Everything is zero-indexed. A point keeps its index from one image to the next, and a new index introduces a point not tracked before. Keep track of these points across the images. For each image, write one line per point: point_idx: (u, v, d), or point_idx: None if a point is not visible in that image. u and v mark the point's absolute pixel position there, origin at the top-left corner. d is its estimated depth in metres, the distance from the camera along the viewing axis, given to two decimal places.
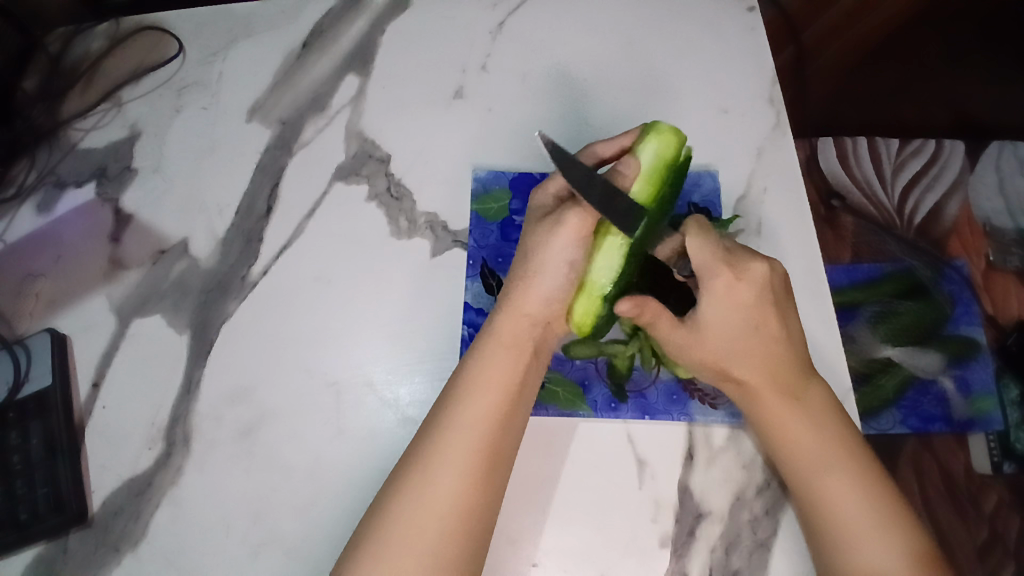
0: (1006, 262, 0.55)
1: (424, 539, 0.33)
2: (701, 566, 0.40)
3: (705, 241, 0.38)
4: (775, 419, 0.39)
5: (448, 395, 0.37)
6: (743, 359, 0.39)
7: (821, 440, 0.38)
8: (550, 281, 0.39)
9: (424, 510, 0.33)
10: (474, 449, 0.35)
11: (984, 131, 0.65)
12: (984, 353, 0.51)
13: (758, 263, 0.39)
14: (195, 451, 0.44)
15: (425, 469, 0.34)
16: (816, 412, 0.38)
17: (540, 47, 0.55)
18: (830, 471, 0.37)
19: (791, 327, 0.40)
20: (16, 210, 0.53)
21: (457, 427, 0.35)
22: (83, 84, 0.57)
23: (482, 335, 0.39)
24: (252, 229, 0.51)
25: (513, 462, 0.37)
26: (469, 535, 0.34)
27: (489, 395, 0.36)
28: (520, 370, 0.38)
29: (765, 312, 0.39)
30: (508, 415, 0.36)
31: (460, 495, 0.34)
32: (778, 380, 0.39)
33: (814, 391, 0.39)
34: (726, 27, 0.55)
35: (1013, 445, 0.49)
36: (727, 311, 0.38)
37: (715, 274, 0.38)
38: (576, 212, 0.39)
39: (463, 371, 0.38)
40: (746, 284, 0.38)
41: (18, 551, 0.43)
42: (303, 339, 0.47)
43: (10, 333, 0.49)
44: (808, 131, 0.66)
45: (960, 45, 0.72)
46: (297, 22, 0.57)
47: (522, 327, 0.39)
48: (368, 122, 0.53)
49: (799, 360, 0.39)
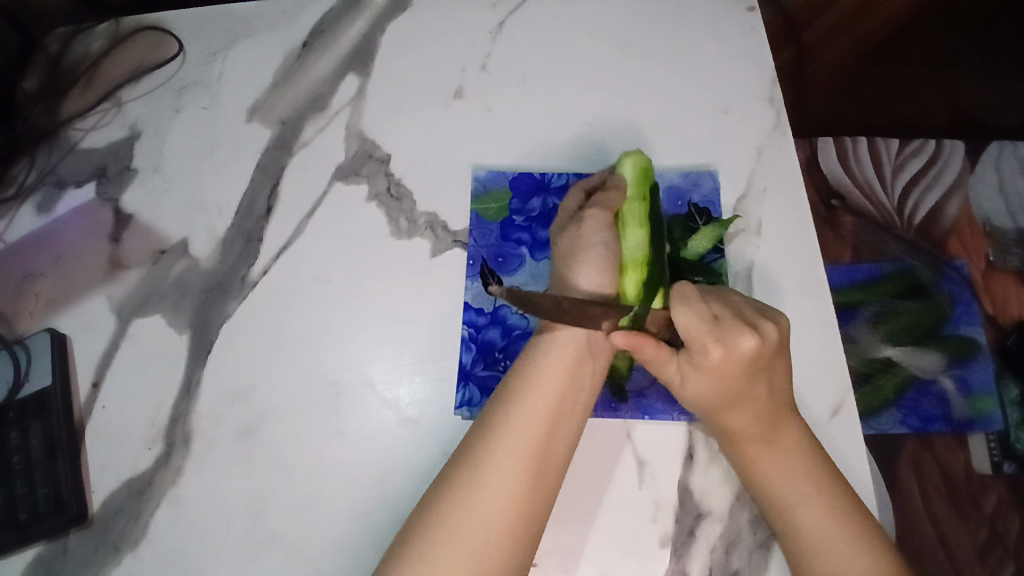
0: (1006, 262, 0.55)
1: (472, 549, 0.32)
2: (701, 567, 0.40)
3: (690, 312, 0.38)
4: (750, 455, 0.39)
5: (499, 398, 0.37)
6: (719, 409, 0.39)
7: (804, 480, 0.37)
8: (596, 271, 0.41)
9: (472, 520, 0.32)
10: (527, 458, 0.34)
11: (983, 132, 0.65)
12: (984, 353, 0.51)
13: (747, 337, 0.37)
14: (195, 451, 0.44)
15: (477, 470, 0.34)
16: (793, 455, 0.38)
17: (541, 47, 0.55)
18: (806, 507, 0.37)
19: (774, 378, 0.39)
20: (16, 209, 0.53)
21: (510, 429, 0.35)
22: (84, 84, 0.57)
23: (538, 339, 0.40)
24: (252, 229, 0.51)
25: (563, 472, 0.36)
26: (518, 541, 0.33)
27: (543, 401, 0.36)
28: (573, 372, 0.38)
29: (749, 372, 0.38)
30: (559, 419, 0.36)
31: (509, 506, 0.33)
32: (752, 424, 0.38)
33: (790, 434, 0.39)
34: (726, 27, 0.55)
35: (1014, 445, 0.49)
36: (708, 379, 0.38)
37: (703, 348, 0.38)
38: (596, 209, 0.43)
39: (516, 374, 0.38)
40: (731, 357, 0.37)
41: (19, 550, 0.43)
42: (304, 339, 0.47)
43: (10, 333, 0.49)
44: (808, 131, 0.67)
45: (960, 45, 0.72)
46: (297, 22, 0.57)
47: (577, 327, 0.39)
48: (368, 122, 0.53)
49: (779, 408, 0.39)
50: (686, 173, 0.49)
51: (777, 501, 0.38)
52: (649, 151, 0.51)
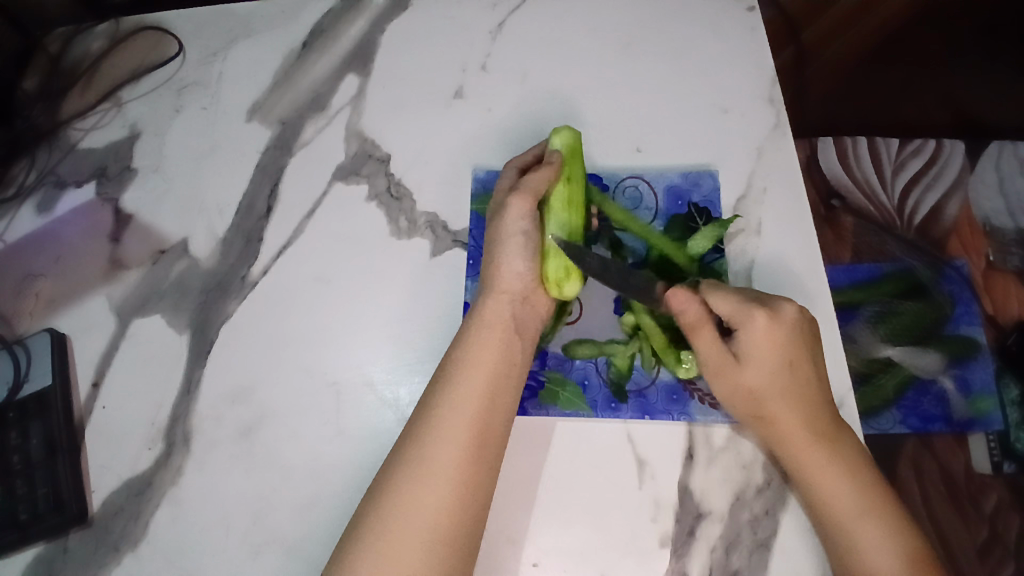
0: (1006, 262, 0.54)
1: (422, 510, 0.33)
2: (701, 566, 0.40)
3: (730, 290, 0.41)
4: (809, 462, 0.38)
5: (438, 377, 0.38)
6: (777, 399, 0.39)
7: (857, 487, 0.38)
8: (518, 254, 0.42)
9: (420, 483, 0.34)
10: (466, 424, 0.36)
11: (984, 132, 0.65)
12: (984, 353, 0.51)
13: (787, 303, 0.40)
14: (195, 450, 0.44)
15: (419, 445, 0.35)
16: (851, 459, 0.38)
17: (541, 48, 0.55)
18: (869, 519, 0.37)
19: (821, 371, 0.40)
20: (16, 209, 0.53)
21: (447, 405, 0.36)
22: (83, 84, 0.57)
23: (470, 315, 0.41)
24: (252, 229, 0.51)
25: (506, 439, 0.37)
26: (465, 510, 0.34)
27: (481, 371, 0.38)
28: (504, 348, 0.39)
29: (799, 350, 0.39)
30: (496, 391, 0.37)
31: (454, 469, 0.35)
32: (812, 429, 0.39)
33: (846, 438, 0.39)
34: (726, 27, 0.54)
35: (1013, 444, 0.49)
36: (762, 353, 0.39)
37: (751, 316, 0.39)
38: (517, 195, 0.42)
39: (454, 349, 0.39)
40: (781, 325, 0.39)
41: (19, 550, 0.43)
42: (303, 339, 0.47)
43: (11, 333, 0.49)
44: (808, 131, 0.67)
45: (960, 45, 0.72)
46: (297, 22, 0.57)
47: (502, 304, 0.41)
48: (368, 122, 0.53)
49: (832, 412, 0.39)
50: (686, 173, 0.49)
51: (828, 507, 0.38)
52: (649, 151, 0.51)
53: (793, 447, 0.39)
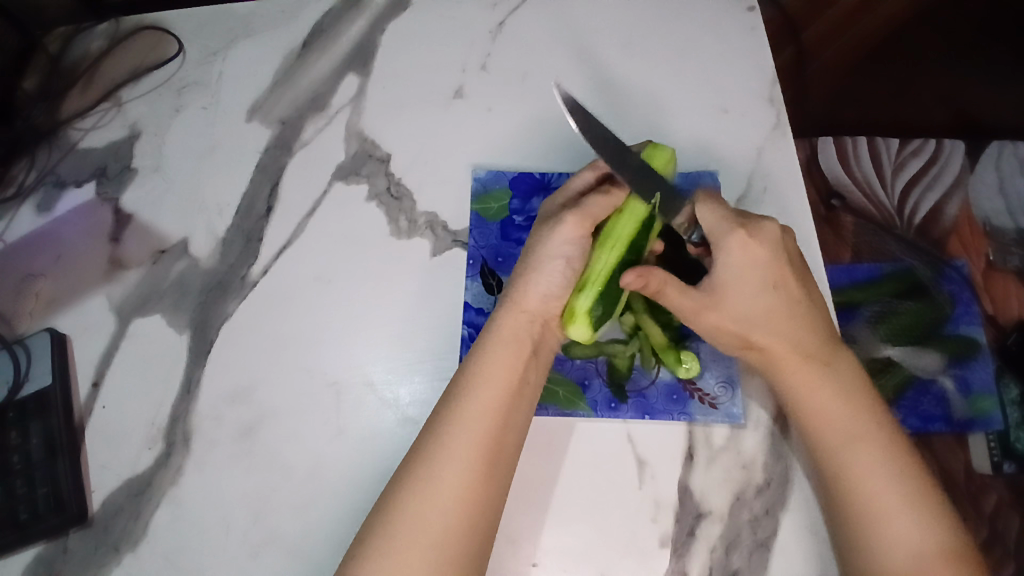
0: (1006, 263, 0.54)
1: (430, 531, 0.33)
2: (701, 566, 0.40)
3: (714, 207, 0.41)
4: (799, 385, 0.39)
5: (449, 392, 0.38)
6: (762, 325, 0.39)
7: (854, 412, 0.37)
8: (552, 278, 0.40)
9: (427, 504, 0.34)
10: (475, 443, 0.35)
11: (983, 132, 0.65)
12: (984, 353, 0.51)
13: (770, 223, 0.41)
14: (195, 450, 0.44)
15: (429, 460, 0.35)
16: (848, 380, 0.38)
17: (541, 48, 0.55)
18: (864, 445, 0.37)
19: (808, 289, 0.41)
20: (16, 209, 0.53)
21: (459, 420, 0.36)
22: (84, 84, 0.57)
23: (485, 331, 0.40)
24: (252, 229, 0.51)
25: (515, 458, 0.37)
26: (473, 528, 0.34)
27: (493, 389, 0.37)
28: (519, 367, 0.38)
29: (782, 270, 0.40)
30: (509, 409, 0.37)
31: (462, 488, 0.34)
32: (801, 348, 0.39)
33: (839, 364, 0.39)
34: (726, 26, 0.54)
35: (1013, 445, 0.49)
36: (745, 273, 0.40)
37: (728, 232, 0.40)
38: (574, 214, 0.40)
39: (467, 364, 0.39)
40: (760, 242, 0.40)
41: (18, 550, 0.42)
42: (303, 339, 0.47)
43: (11, 333, 0.49)
44: (807, 130, 0.67)
45: (961, 45, 0.72)
46: (297, 22, 0.57)
47: (520, 321, 0.39)
48: (368, 122, 0.53)
49: (824, 331, 0.40)
50: (685, 173, 0.49)
51: (827, 434, 0.38)
52: None
53: (786, 370, 0.39)
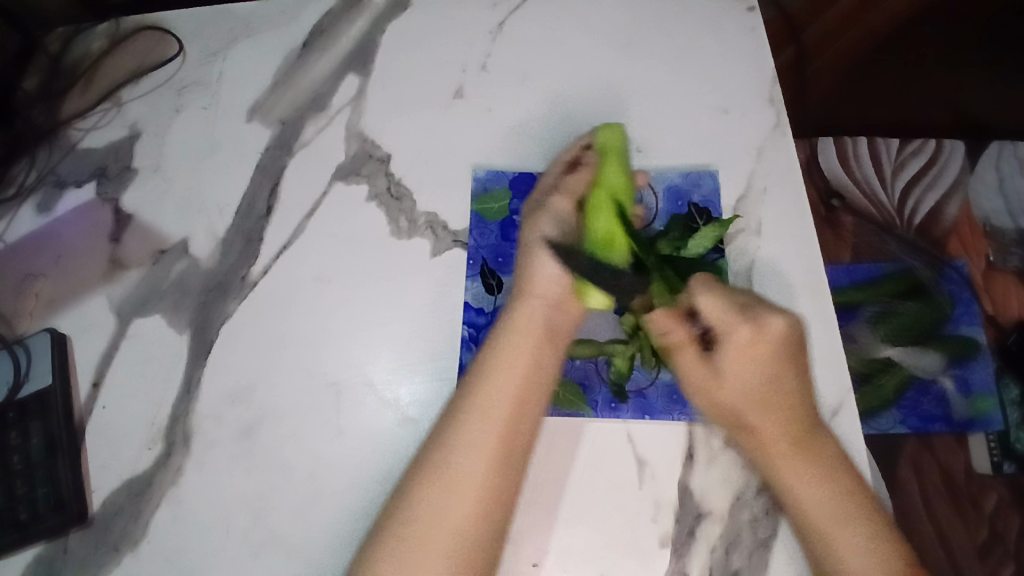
0: (1006, 263, 0.55)
1: (449, 516, 0.35)
2: (702, 566, 0.40)
3: (718, 300, 0.42)
4: (777, 463, 0.40)
5: (467, 381, 0.40)
6: (756, 411, 0.42)
7: (833, 494, 0.39)
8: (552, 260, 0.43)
9: (444, 492, 0.36)
10: (492, 434, 0.38)
11: (984, 131, 0.65)
12: (984, 353, 0.51)
13: (777, 317, 0.42)
14: (195, 450, 0.44)
15: (448, 449, 0.37)
16: (826, 465, 0.40)
17: (541, 48, 0.55)
18: (841, 524, 0.38)
19: (801, 379, 0.42)
20: (17, 209, 0.53)
21: (477, 408, 0.38)
22: (83, 84, 0.57)
23: (500, 322, 0.43)
24: (252, 229, 0.51)
25: (531, 446, 0.39)
26: (489, 514, 0.36)
27: (507, 381, 0.39)
28: (533, 357, 0.41)
29: (784, 365, 0.42)
30: (522, 400, 0.39)
31: (480, 476, 0.36)
32: (787, 430, 0.41)
33: (823, 440, 0.41)
34: (725, 27, 0.55)
35: (1013, 444, 0.49)
36: (744, 365, 0.42)
37: (736, 329, 0.42)
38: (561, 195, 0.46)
39: (483, 357, 0.41)
40: (760, 339, 0.42)
41: (19, 550, 0.43)
42: (304, 340, 0.47)
43: (10, 333, 0.49)
44: (808, 131, 0.67)
45: (962, 44, 0.72)
46: (296, 22, 0.57)
47: (534, 313, 0.42)
48: (368, 122, 0.53)
49: (806, 417, 0.41)
50: (686, 173, 0.49)
51: (805, 510, 0.39)
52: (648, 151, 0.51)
53: (770, 449, 0.41)
